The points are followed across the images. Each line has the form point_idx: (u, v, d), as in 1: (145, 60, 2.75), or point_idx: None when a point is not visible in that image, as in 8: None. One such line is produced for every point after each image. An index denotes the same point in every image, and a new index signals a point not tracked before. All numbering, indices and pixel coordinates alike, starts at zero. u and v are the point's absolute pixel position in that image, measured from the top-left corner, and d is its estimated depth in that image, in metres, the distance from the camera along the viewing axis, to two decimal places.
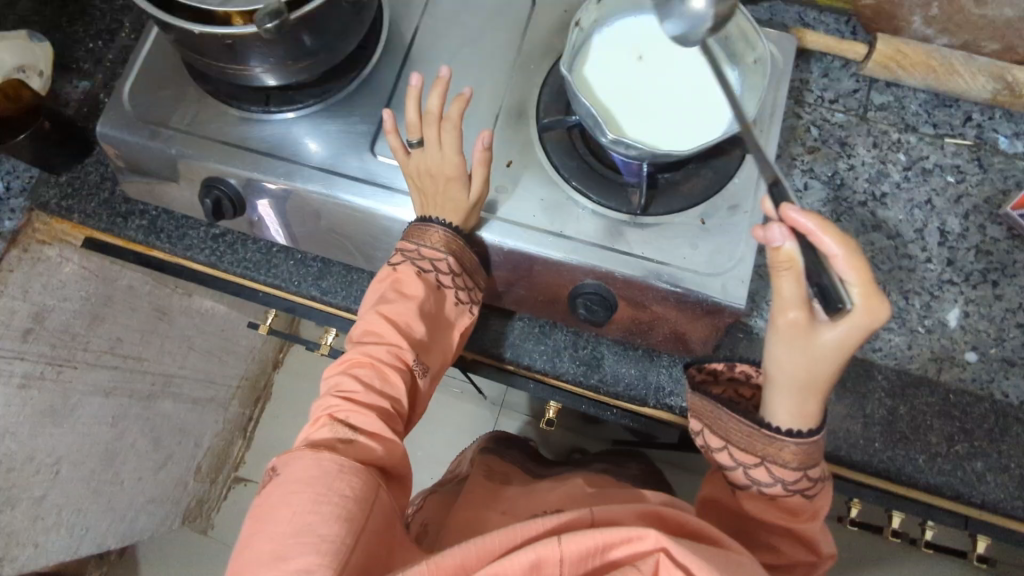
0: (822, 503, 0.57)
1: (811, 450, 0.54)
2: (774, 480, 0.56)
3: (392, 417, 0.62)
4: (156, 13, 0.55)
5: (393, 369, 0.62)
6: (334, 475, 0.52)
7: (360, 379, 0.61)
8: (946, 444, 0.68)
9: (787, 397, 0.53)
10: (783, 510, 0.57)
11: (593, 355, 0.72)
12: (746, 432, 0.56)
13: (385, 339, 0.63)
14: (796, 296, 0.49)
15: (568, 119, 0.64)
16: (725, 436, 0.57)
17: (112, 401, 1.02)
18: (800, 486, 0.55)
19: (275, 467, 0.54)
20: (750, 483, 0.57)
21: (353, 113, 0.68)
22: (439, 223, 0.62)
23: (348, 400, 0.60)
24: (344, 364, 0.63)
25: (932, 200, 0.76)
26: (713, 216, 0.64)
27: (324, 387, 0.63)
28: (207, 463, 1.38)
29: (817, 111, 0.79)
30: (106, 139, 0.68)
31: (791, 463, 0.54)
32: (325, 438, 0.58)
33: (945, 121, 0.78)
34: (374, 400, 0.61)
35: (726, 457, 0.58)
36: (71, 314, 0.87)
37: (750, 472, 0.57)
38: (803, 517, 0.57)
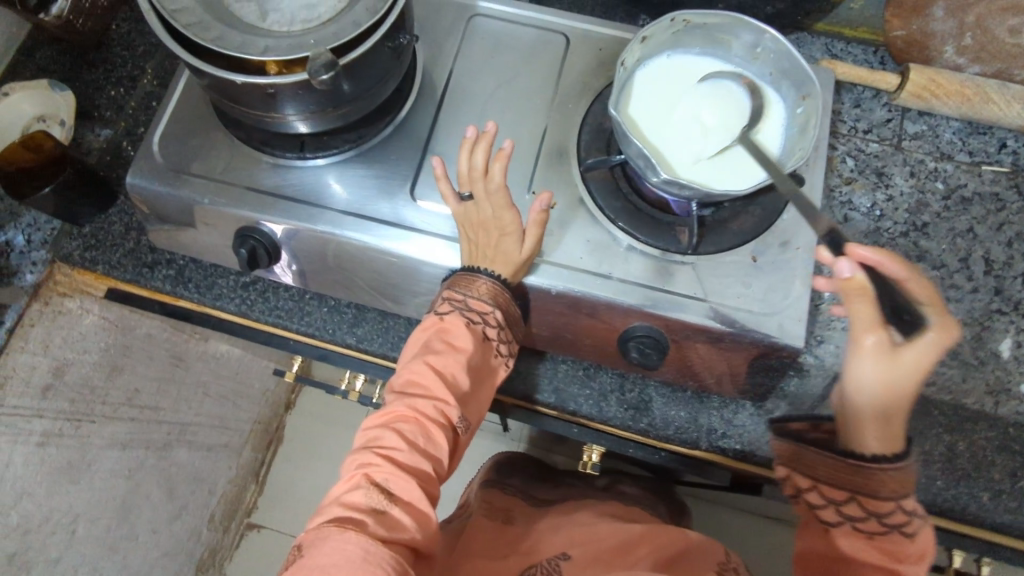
0: (926, 544, 0.51)
1: (905, 477, 0.51)
2: (866, 515, 0.51)
3: (431, 482, 0.56)
4: (197, 65, 0.53)
5: (438, 427, 0.56)
6: (357, 565, 0.46)
7: (403, 434, 0.55)
8: (1011, 480, 0.66)
9: (872, 425, 0.51)
10: (884, 552, 0.51)
11: (641, 397, 0.71)
12: (836, 465, 0.53)
13: (433, 393, 0.57)
14: (874, 318, 0.48)
15: (612, 158, 0.63)
16: (812, 476, 0.54)
17: (128, 454, 0.97)
18: (897, 521, 0.51)
19: (300, 545, 0.48)
20: (841, 520, 0.52)
21: (389, 157, 0.67)
22: (487, 273, 0.60)
23: (387, 460, 0.54)
24: (385, 416, 0.57)
25: (973, 229, 0.75)
26: (764, 253, 0.63)
27: (358, 440, 0.56)
28: (221, 511, 1.32)
29: (851, 141, 0.78)
30: (136, 191, 0.66)
31: (887, 492, 0.51)
32: (355, 503, 0.51)
33: (980, 149, 0.78)
34: (416, 463, 0.54)
35: (817, 497, 0.54)
36: (90, 368, 0.84)
37: (844, 509, 0.52)
38: (906, 558, 0.50)
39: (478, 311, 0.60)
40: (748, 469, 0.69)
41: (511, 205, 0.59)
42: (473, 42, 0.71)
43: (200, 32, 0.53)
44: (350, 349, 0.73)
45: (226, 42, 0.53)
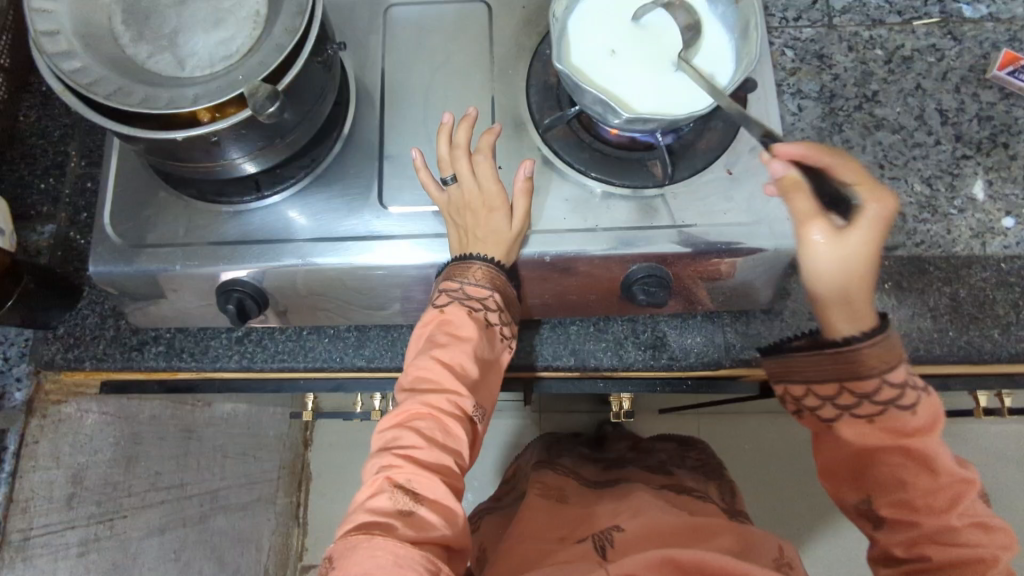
0: (930, 415, 0.52)
1: (887, 348, 0.51)
2: (859, 400, 0.52)
3: (455, 475, 0.54)
4: (123, 129, 0.51)
5: (455, 420, 0.55)
6: (389, 570, 0.45)
7: (421, 433, 0.54)
8: (1014, 311, 0.70)
9: (839, 309, 0.51)
10: (887, 431, 0.52)
11: (657, 335, 0.71)
12: (819, 359, 0.53)
13: (445, 386, 0.56)
14: (810, 207, 0.48)
15: (568, 113, 0.62)
16: (804, 381, 0.55)
17: (169, 537, 0.96)
18: (889, 397, 0.51)
19: (331, 558, 0.47)
20: (840, 412, 0.54)
21: (348, 172, 0.65)
22: (479, 257, 0.58)
23: (409, 461, 0.52)
24: (399, 416, 0.55)
25: (921, 85, 0.76)
26: (737, 163, 0.63)
27: (375, 443, 0.55)
28: (273, 562, 1.31)
29: (786, 32, 0.78)
30: (103, 278, 0.64)
31: (869, 369, 0.51)
32: (380, 506, 0.50)
33: (907, 6, 0.79)
34: (439, 459, 0.53)
35: (813, 401, 0.54)
36: (107, 465, 0.82)
37: (840, 402, 0.53)
38: (911, 430, 0.52)
39: (478, 298, 0.58)
40: None
41: (498, 180, 0.60)
42: (396, 35, 0.69)
43: (122, 98, 0.51)
44: (362, 371, 0.72)
45: (154, 101, 0.51)
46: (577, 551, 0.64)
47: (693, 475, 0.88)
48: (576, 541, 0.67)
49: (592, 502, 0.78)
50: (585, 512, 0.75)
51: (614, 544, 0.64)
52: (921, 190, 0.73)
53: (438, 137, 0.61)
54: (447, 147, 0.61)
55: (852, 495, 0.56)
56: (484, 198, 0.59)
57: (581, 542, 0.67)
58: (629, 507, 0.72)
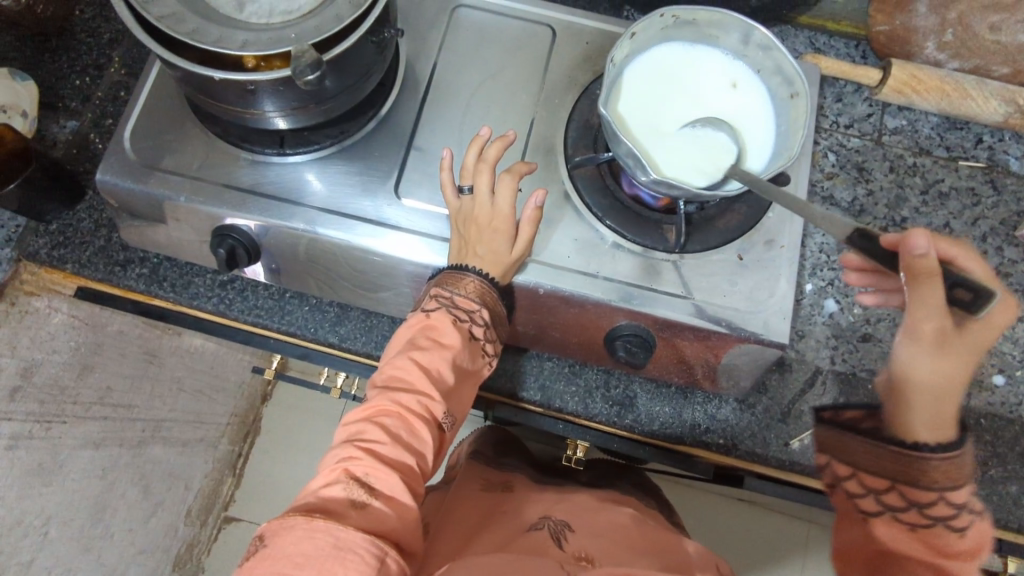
0: (977, 539, 0.46)
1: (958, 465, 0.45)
2: (908, 504, 0.46)
3: (416, 478, 0.53)
4: (166, 56, 0.51)
5: (422, 422, 0.54)
6: (327, 554, 0.42)
7: (386, 429, 0.53)
8: (980, 469, 0.69)
9: (924, 407, 0.46)
10: (927, 546, 0.46)
11: (626, 394, 0.71)
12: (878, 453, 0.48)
13: (418, 388, 0.55)
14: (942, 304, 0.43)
15: (600, 156, 0.62)
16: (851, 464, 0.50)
17: (101, 453, 0.95)
18: (941, 512, 0.45)
19: (262, 535, 0.43)
20: (882, 509, 0.48)
21: (373, 153, 0.65)
22: (475, 272, 0.58)
23: (369, 454, 0.51)
24: (367, 411, 0.54)
25: (950, 224, 0.76)
26: (750, 251, 0.63)
27: (338, 435, 0.53)
28: (196, 505, 1.29)
29: (833, 136, 0.79)
30: (107, 187, 0.64)
31: (937, 483, 0.45)
32: (333, 496, 0.47)
33: (957, 144, 0.79)
34: (399, 457, 0.52)
35: (854, 486, 0.49)
36: (61, 367, 0.87)
37: (885, 498, 0.47)
38: (951, 553, 0.45)
39: (465, 309, 0.58)
40: (731, 462, 0.71)
41: (509, 201, 0.60)
42: (457, 34, 0.70)
43: (174, 24, 0.51)
44: (332, 348, 0.71)
45: (202, 35, 0.51)
46: (529, 542, 0.57)
47: (634, 489, 0.83)
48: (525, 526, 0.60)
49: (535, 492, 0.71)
50: (520, 502, 0.67)
51: (570, 539, 0.58)
52: None
53: (470, 147, 0.61)
54: (476, 158, 0.61)
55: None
56: (497, 217, 0.59)
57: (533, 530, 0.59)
58: (567, 506, 0.65)
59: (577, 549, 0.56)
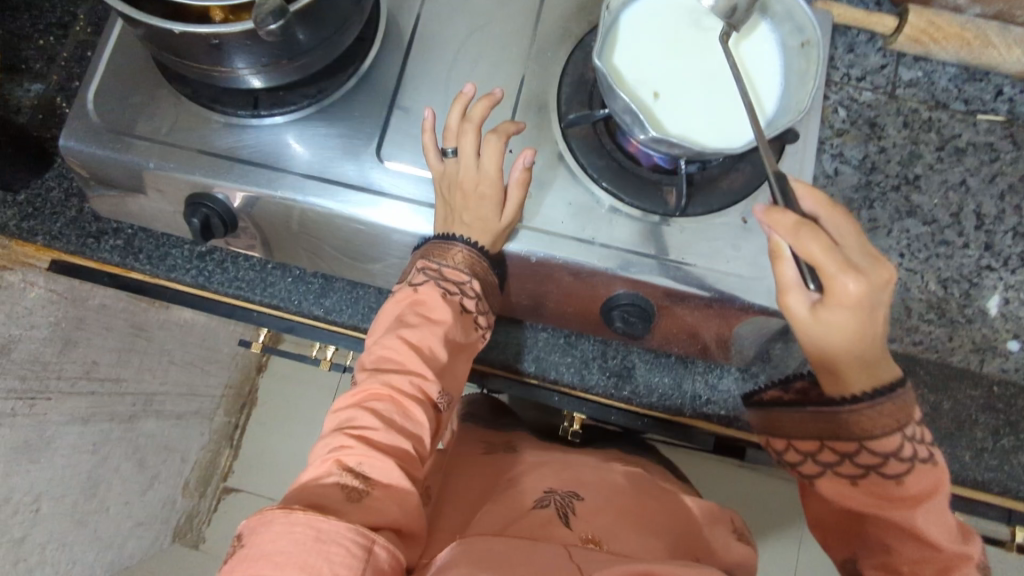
0: (924, 483, 0.46)
1: (883, 413, 0.45)
2: (841, 458, 0.48)
3: (412, 462, 0.50)
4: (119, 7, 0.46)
5: (416, 403, 0.51)
6: (309, 547, 0.39)
7: (377, 414, 0.50)
8: (991, 438, 0.67)
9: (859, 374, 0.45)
10: (873, 495, 0.47)
11: (624, 365, 0.68)
12: (802, 418, 0.50)
13: (409, 368, 0.52)
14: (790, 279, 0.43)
15: (595, 113, 0.58)
16: (786, 437, 0.52)
17: (92, 428, 0.94)
18: (869, 461, 0.46)
19: (242, 533, 0.41)
20: (821, 471, 0.49)
21: (353, 114, 0.61)
22: (463, 241, 0.55)
23: (361, 441, 0.48)
24: (358, 394, 0.51)
25: (966, 181, 0.72)
26: (755, 213, 0.59)
27: (328, 423, 0.50)
28: (195, 477, 1.29)
29: (844, 90, 0.74)
30: (71, 154, 0.60)
31: (858, 434, 0.46)
32: (324, 491, 0.44)
33: (975, 96, 0.75)
34: (395, 444, 0.49)
35: (794, 455, 0.51)
36: (41, 342, 0.82)
37: (816, 458, 0.49)
38: (907, 497, 0.46)
39: (454, 281, 0.55)
40: (732, 433, 0.68)
41: (499, 164, 0.56)
42: None
43: None
44: (318, 321, 0.69)
45: None
46: (533, 521, 0.52)
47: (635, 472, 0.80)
48: (529, 500, 0.56)
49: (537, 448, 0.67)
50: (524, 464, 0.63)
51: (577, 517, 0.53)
52: (934, 289, 0.70)
53: (454, 105, 0.57)
54: (460, 119, 0.56)
55: (840, 550, 0.52)
56: (484, 181, 0.55)
57: (537, 507, 0.55)
58: (570, 470, 0.61)
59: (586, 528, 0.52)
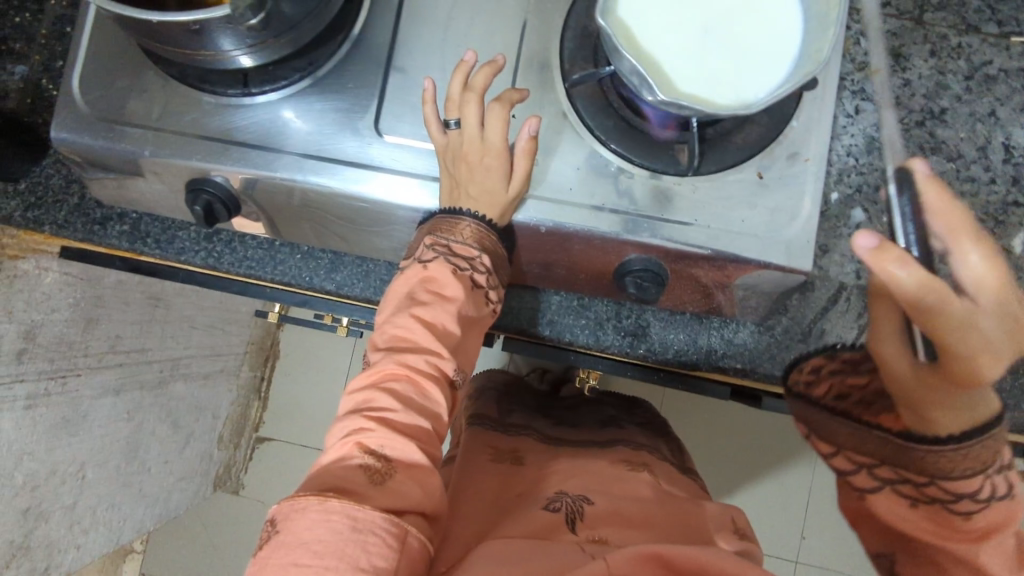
0: (996, 517, 0.45)
1: (968, 457, 0.44)
2: (903, 478, 0.48)
3: (431, 441, 0.49)
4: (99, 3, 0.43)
5: (433, 382, 0.50)
6: (346, 537, 0.40)
7: (396, 395, 0.48)
8: None
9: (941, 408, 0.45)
10: (931, 522, 0.47)
11: (639, 324, 0.68)
12: (861, 437, 0.50)
13: (424, 347, 0.50)
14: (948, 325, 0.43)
15: (601, 71, 0.55)
16: (837, 442, 0.53)
17: (125, 397, 0.98)
18: (938, 494, 0.46)
19: (274, 520, 0.42)
20: (878, 484, 0.49)
21: (347, 86, 0.59)
22: (471, 215, 0.53)
23: (380, 423, 0.47)
24: (373, 375, 0.49)
25: (995, 112, 0.69)
26: (771, 168, 0.57)
27: (345, 406, 0.49)
28: (227, 431, 1.35)
29: (867, 18, 0.69)
30: (65, 145, 0.58)
31: (929, 471, 0.45)
32: (349, 475, 0.44)
33: (1010, 17, 0.70)
34: (413, 423, 0.48)
35: (846, 462, 0.52)
36: (64, 324, 0.82)
37: (877, 471, 0.49)
38: (964, 530, 0.46)
39: (464, 256, 0.53)
40: (748, 384, 0.69)
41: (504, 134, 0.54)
42: None
43: None
44: (331, 295, 0.69)
45: None
46: (541, 522, 0.55)
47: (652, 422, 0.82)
48: (540, 505, 0.58)
49: (551, 460, 0.69)
50: (545, 472, 0.66)
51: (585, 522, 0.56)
52: None
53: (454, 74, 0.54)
54: (461, 88, 0.54)
55: (873, 545, 0.52)
56: (489, 152, 0.53)
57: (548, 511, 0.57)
58: (586, 476, 0.63)
59: (590, 529, 0.54)
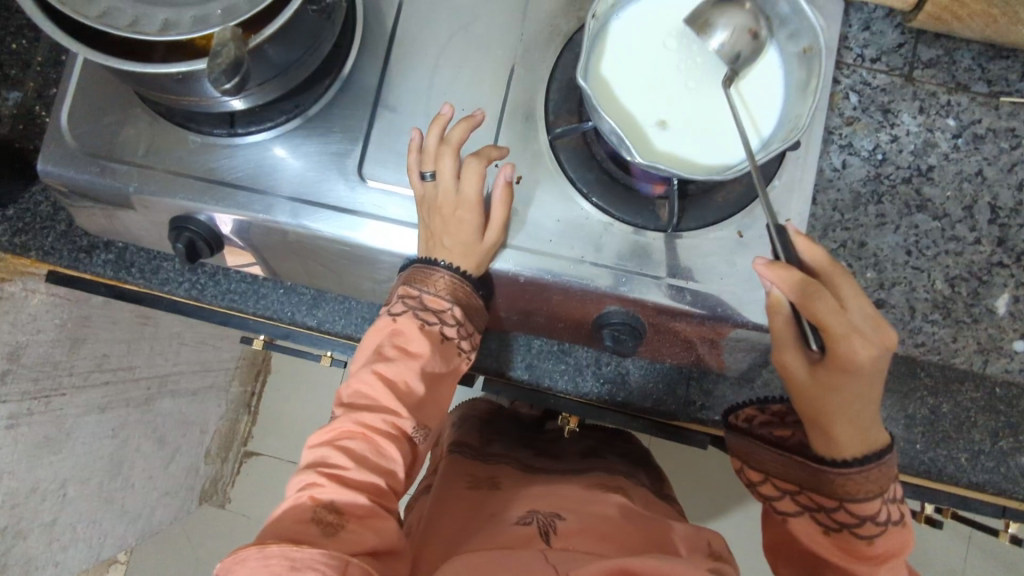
0: (893, 544, 0.48)
1: (870, 479, 0.47)
2: (819, 505, 0.50)
3: (386, 496, 0.49)
4: (93, 56, 0.43)
5: (390, 441, 0.50)
6: None
7: (350, 452, 0.49)
8: (990, 440, 0.67)
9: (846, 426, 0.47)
10: (840, 547, 0.50)
11: (618, 371, 0.68)
12: (783, 462, 0.52)
13: (383, 406, 0.51)
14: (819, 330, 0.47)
15: (584, 125, 0.55)
16: (764, 469, 0.54)
17: (110, 414, 0.98)
18: (845, 519, 0.49)
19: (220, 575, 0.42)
20: (801, 509, 0.51)
21: (333, 129, 0.59)
22: (446, 267, 0.53)
23: (334, 480, 0.47)
24: (329, 433, 0.50)
25: (983, 172, 0.69)
26: (751, 227, 0.57)
27: (302, 461, 0.50)
28: (216, 445, 1.36)
29: (857, 73, 0.69)
30: (51, 178, 0.59)
31: (839, 494, 0.48)
32: (299, 525, 0.44)
33: (1000, 76, 0.70)
34: (366, 480, 0.48)
35: (769, 489, 0.54)
36: (51, 344, 0.83)
37: (800, 499, 0.51)
38: (869, 556, 0.49)
39: (434, 309, 0.53)
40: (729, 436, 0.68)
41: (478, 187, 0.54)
42: None
43: (81, 7, 0.43)
44: (311, 332, 0.70)
45: (113, 20, 0.43)
46: (512, 537, 0.55)
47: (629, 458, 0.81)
48: (510, 523, 0.58)
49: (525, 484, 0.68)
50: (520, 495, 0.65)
51: (558, 531, 0.56)
52: (941, 288, 0.67)
53: (432, 127, 0.55)
54: (438, 142, 0.54)
55: None
56: (463, 205, 0.53)
57: (520, 525, 0.57)
58: (561, 502, 0.62)
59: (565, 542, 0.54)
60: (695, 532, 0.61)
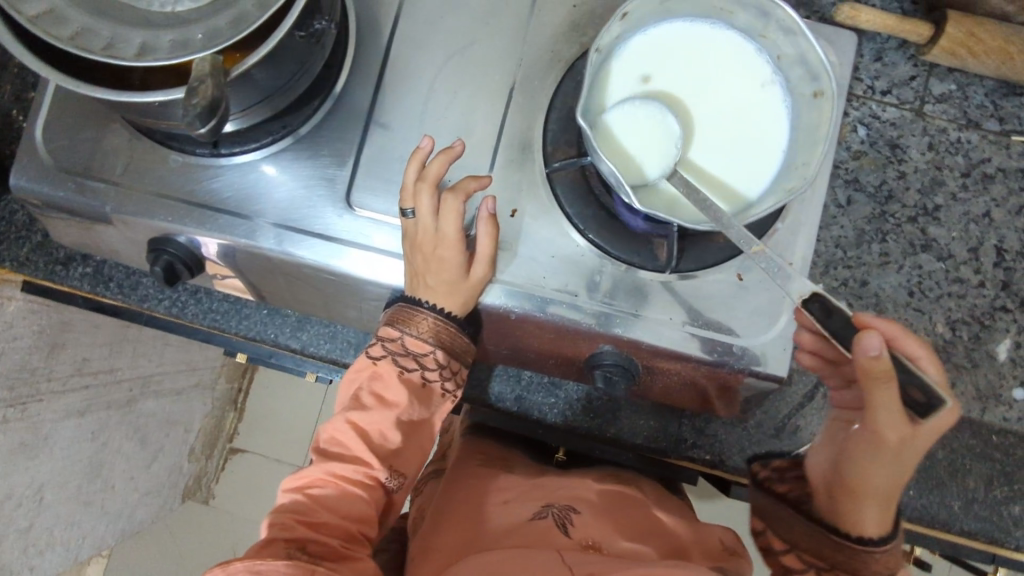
0: None
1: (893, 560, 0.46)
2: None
3: (357, 542, 0.49)
4: (64, 82, 0.40)
5: (361, 492, 0.50)
6: None
7: (319, 501, 0.49)
8: (985, 489, 0.65)
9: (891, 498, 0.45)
10: None
11: (610, 406, 0.67)
12: (813, 534, 0.49)
13: (356, 458, 0.50)
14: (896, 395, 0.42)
15: (583, 160, 0.54)
16: (789, 539, 0.51)
17: (90, 418, 0.95)
18: None
19: None
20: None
21: (321, 152, 0.57)
22: (429, 308, 0.51)
23: (302, 524, 0.47)
24: (300, 482, 0.50)
25: (990, 213, 0.67)
26: (752, 270, 0.55)
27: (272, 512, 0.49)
28: (200, 443, 1.34)
29: (866, 106, 0.68)
30: (23, 193, 0.56)
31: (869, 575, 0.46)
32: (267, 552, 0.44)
33: (1013, 114, 0.68)
34: (337, 524, 0.48)
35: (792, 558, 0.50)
36: (28, 350, 0.81)
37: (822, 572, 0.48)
38: None
39: (416, 352, 0.52)
40: (720, 475, 0.67)
41: (458, 225, 0.51)
42: None
43: (52, 27, 0.40)
44: (295, 354, 0.68)
45: (87, 41, 0.40)
46: (525, 533, 0.51)
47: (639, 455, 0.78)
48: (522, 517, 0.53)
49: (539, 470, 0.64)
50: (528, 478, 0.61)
51: (575, 523, 0.51)
52: (942, 332, 0.66)
53: (410, 162, 0.52)
54: (416, 177, 0.52)
55: None
56: (443, 242, 0.51)
57: (535, 519, 0.53)
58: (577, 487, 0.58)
59: (585, 535, 0.50)
60: (710, 528, 0.59)
